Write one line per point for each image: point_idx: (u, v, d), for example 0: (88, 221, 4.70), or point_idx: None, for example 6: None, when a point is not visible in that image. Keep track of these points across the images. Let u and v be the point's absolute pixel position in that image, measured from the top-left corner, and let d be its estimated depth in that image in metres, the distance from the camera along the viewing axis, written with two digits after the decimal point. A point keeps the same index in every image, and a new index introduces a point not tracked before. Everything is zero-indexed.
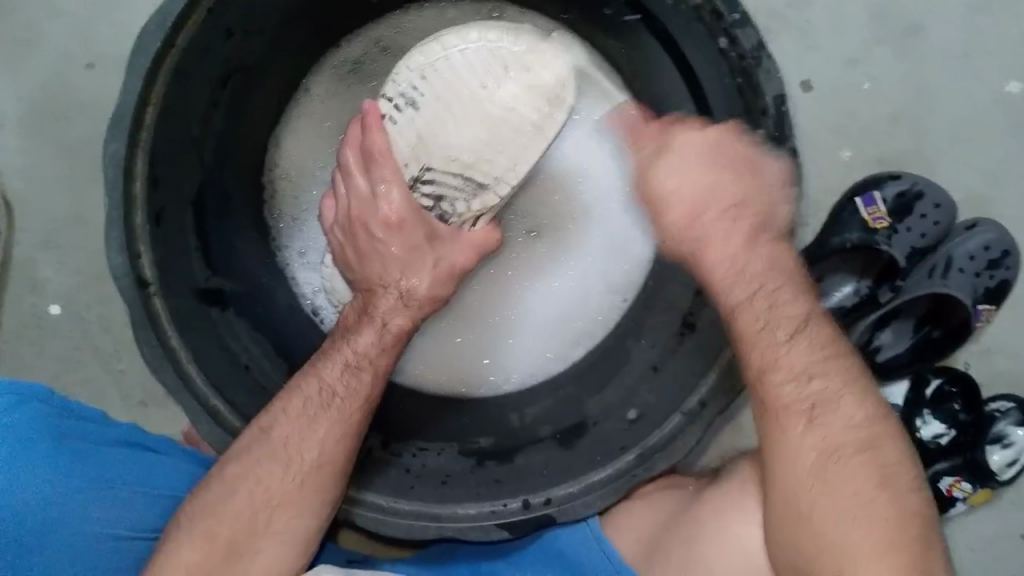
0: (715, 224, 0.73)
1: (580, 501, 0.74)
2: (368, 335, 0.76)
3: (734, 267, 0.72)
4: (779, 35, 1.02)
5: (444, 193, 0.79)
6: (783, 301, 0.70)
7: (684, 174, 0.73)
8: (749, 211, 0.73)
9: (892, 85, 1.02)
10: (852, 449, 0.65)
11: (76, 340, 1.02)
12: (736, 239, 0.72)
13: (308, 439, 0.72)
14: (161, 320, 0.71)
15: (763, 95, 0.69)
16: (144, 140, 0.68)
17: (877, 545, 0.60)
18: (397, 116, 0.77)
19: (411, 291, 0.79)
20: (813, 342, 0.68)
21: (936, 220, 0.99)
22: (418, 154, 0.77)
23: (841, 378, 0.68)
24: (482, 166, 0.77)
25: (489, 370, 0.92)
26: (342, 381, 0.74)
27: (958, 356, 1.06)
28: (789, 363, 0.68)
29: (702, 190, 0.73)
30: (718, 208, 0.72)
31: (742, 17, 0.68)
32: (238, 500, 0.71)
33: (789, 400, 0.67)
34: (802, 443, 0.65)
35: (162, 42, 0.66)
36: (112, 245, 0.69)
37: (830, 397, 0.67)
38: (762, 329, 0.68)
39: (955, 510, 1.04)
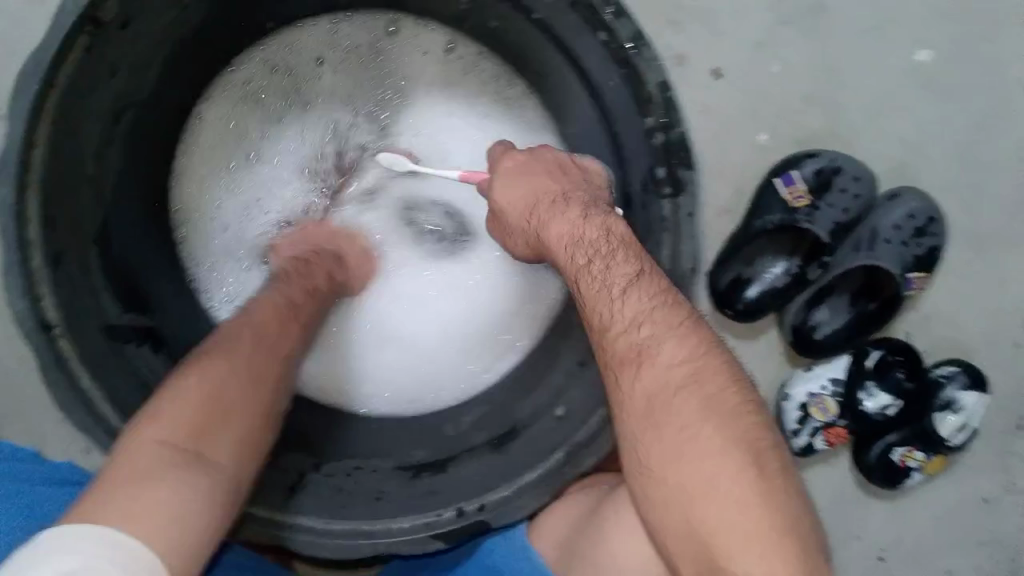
0: (547, 215, 0.72)
1: (512, 505, 0.74)
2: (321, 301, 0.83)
3: (571, 238, 0.70)
4: (684, 25, 1.02)
5: (370, 216, 0.94)
6: (618, 262, 0.66)
7: (511, 184, 0.77)
8: (575, 195, 0.73)
9: (802, 65, 1.03)
10: (677, 386, 0.60)
11: (15, 394, 1.01)
12: (571, 209, 0.71)
13: (272, 338, 0.71)
14: (72, 363, 0.70)
15: (647, 83, 0.71)
16: (34, 184, 0.67)
17: (712, 484, 0.56)
18: (327, 153, 0.93)
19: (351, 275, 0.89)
20: (642, 292, 0.64)
21: (856, 193, 1.00)
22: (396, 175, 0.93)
23: (670, 322, 0.63)
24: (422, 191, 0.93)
25: (392, 386, 0.93)
26: (268, 318, 0.73)
27: (898, 327, 1.07)
28: (618, 318, 0.64)
29: (524, 200, 0.75)
30: (546, 198, 0.74)
31: (617, 10, 0.69)
32: (201, 401, 0.60)
33: (620, 347, 0.63)
34: (633, 387, 0.62)
35: (39, 83, 0.64)
36: (12, 290, 0.68)
37: (652, 345, 0.62)
38: (597, 294, 0.66)
39: (911, 480, 1.05)
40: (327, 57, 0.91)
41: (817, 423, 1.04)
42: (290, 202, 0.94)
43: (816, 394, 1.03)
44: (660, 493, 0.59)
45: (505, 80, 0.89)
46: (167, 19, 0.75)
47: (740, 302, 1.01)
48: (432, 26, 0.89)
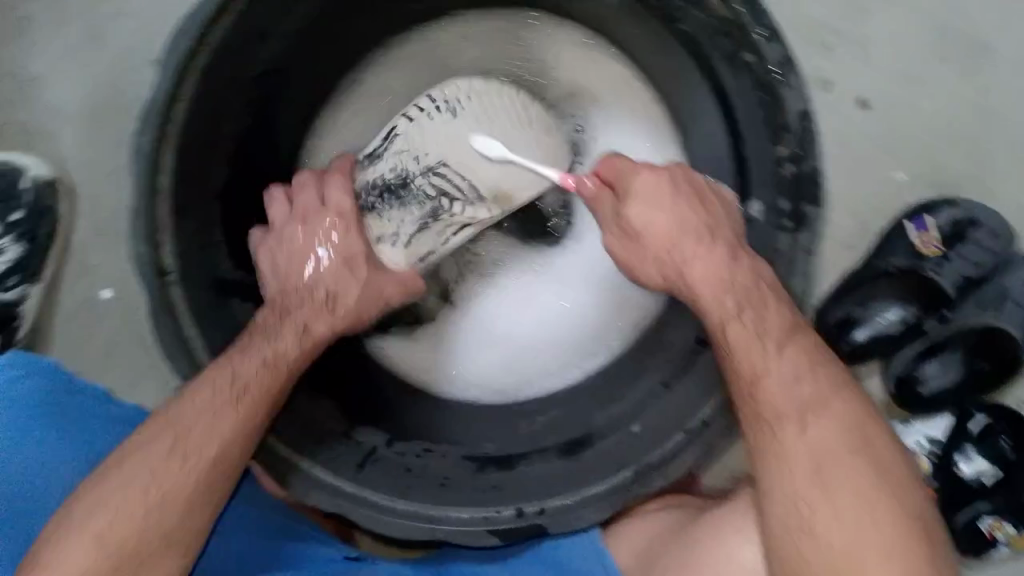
0: (695, 251, 0.71)
1: (575, 514, 0.73)
2: (326, 326, 0.78)
3: (717, 277, 0.70)
4: (831, 48, 0.98)
5: (428, 195, 0.81)
6: (771, 312, 0.68)
7: (650, 211, 0.72)
8: (722, 233, 0.72)
9: (950, 105, 0.98)
10: (847, 449, 0.64)
11: (123, 322, 1.07)
12: (716, 256, 0.70)
13: (243, 370, 0.72)
14: (179, 308, 0.74)
15: (786, 110, 0.69)
16: (173, 134, 0.71)
17: (874, 555, 0.60)
18: (412, 131, 0.81)
19: (337, 296, 0.79)
20: (799, 349, 0.68)
21: (991, 249, 0.95)
22: (441, 144, 0.81)
23: (829, 383, 0.67)
24: (490, 177, 0.80)
25: (492, 378, 0.90)
26: (270, 362, 0.74)
27: (1010, 394, 1.01)
28: (777, 373, 0.67)
29: (665, 231, 0.72)
30: (691, 236, 0.72)
31: (768, 31, 0.67)
32: (157, 472, 0.69)
33: (777, 411, 0.66)
34: (795, 446, 0.65)
35: (193, 40, 0.69)
36: (138, 236, 0.73)
37: (823, 403, 0.66)
38: (746, 342, 0.68)
39: (996, 553, 0.97)
40: (473, 37, 0.90)
41: None
42: (366, 180, 0.82)
43: (911, 450, 0.98)
44: (808, 556, 0.62)
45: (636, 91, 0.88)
46: None
47: (846, 343, 0.97)
48: (570, 29, 0.88)
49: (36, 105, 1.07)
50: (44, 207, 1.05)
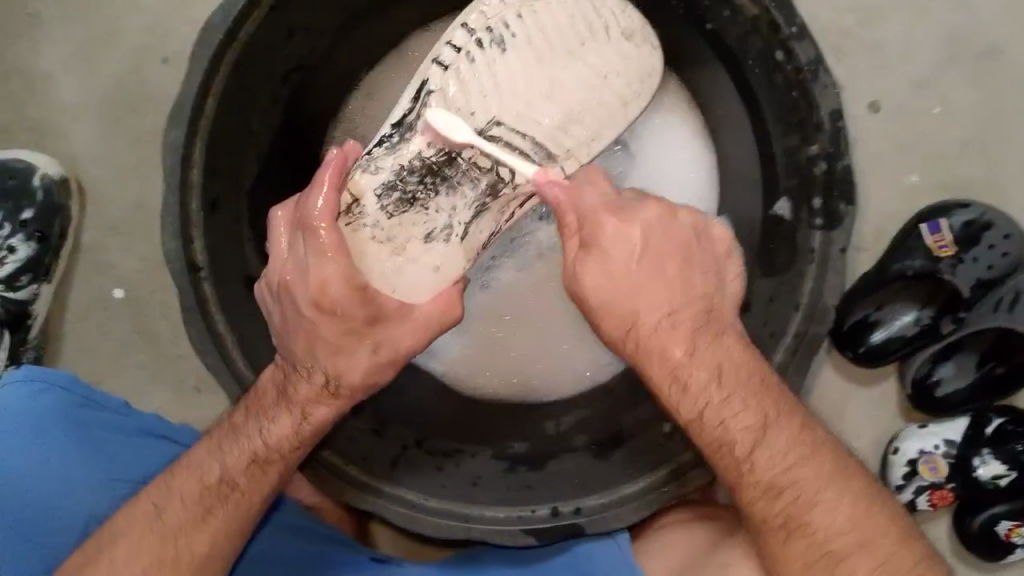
0: (654, 334, 0.67)
1: (610, 514, 0.73)
2: (328, 410, 0.72)
3: (674, 377, 0.67)
4: (846, 53, 0.99)
5: (482, 169, 0.71)
6: (735, 412, 0.67)
7: (613, 286, 0.66)
8: (684, 315, 0.67)
9: (963, 110, 0.99)
10: (843, 556, 0.66)
11: (135, 324, 1.05)
12: (679, 345, 0.67)
13: (265, 434, 0.71)
14: (210, 304, 0.74)
15: (819, 109, 0.69)
16: (204, 129, 0.71)
17: None
18: (450, 82, 0.70)
19: (338, 378, 0.71)
20: (773, 454, 0.67)
21: (1004, 251, 0.95)
22: (489, 100, 0.71)
23: (825, 477, 0.67)
24: (559, 136, 0.73)
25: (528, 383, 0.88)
26: (285, 450, 0.72)
27: (1023, 396, 1.02)
28: (758, 479, 0.67)
29: (613, 297, 0.67)
30: (661, 311, 0.67)
31: (800, 30, 0.67)
32: (171, 523, 0.71)
33: (763, 515, 0.67)
34: (789, 553, 0.67)
35: (224, 36, 0.68)
36: (167, 229, 0.71)
37: (789, 480, 0.67)
38: (720, 450, 0.67)
39: (1012, 555, 1.00)
40: None
41: (923, 482, 1.00)
42: (396, 165, 0.71)
43: (927, 452, 0.99)
44: None
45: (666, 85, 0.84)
46: None
47: (864, 345, 0.99)
48: None
49: (47, 103, 1.05)
50: (56, 205, 1.02)
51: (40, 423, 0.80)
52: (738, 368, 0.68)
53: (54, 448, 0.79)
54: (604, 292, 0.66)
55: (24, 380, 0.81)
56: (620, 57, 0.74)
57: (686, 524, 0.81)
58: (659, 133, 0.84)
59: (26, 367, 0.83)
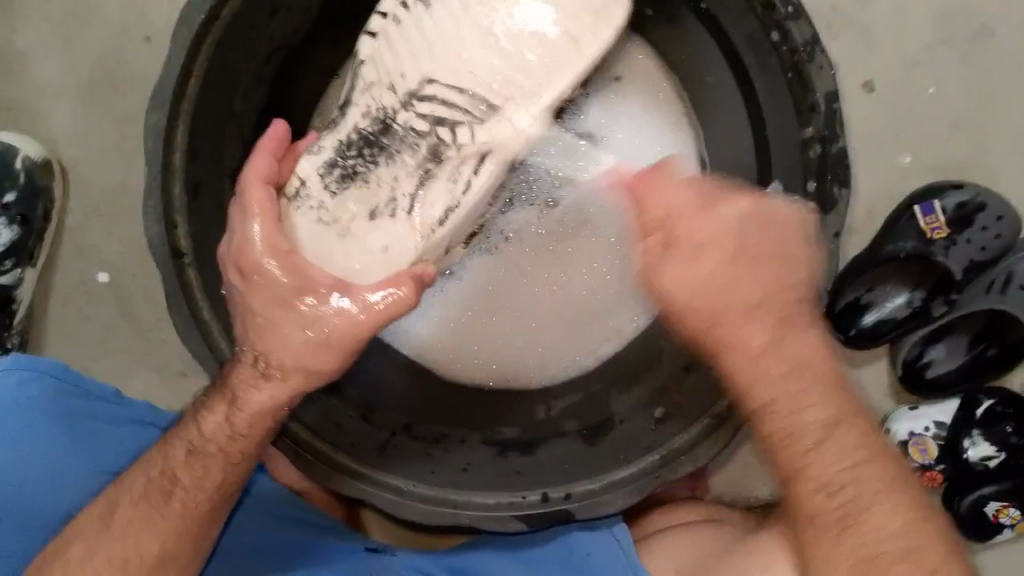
0: (736, 320, 0.64)
1: (602, 499, 0.73)
2: (265, 394, 0.68)
3: (755, 359, 0.65)
4: (840, 32, 0.98)
5: (419, 133, 0.71)
6: (809, 406, 0.66)
7: (700, 270, 0.63)
8: (769, 305, 0.64)
9: (957, 90, 0.98)
10: (892, 559, 0.64)
11: (120, 309, 1.04)
12: (762, 335, 0.64)
13: (207, 425, 0.71)
14: (194, 291, 0.72)
15: (813, 93, 0.68)
16: (186, 112, 0.69)
17: None
18: (381, 50, 0.71)
19: (268, 356, 0.67)
20: (841, 449, 0.66)
21: (997, 233, 0.94)
22: (419, 62, 0.70)
23: (874, 481, 0.66)
24: (499, 85, 0.70)
25: (518, 363, 0.88)
26: (222, 441, 0.71)
27: (1013, 378, 1.02)
28: (818, 474, 0.66)
29: (704, 288, 0.63)
30: (751, 299, 0.64)
31: (796, 10, 0.66)
32: (129, 518, 0.73)
33: (820, 510, 0.67)
34: (837, 555, 0.65)
35: (206, 15, 0.66)
36: (149, 214, 0.70)
37: (853, 473, 0.66)
38: (784, 438, 0.66)
39: (1000, 536, 1.00)
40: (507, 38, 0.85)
41: (912, 464, 1.01)
42: (335, 143, 0.73)
43: (917, 434, 1.00)
44: None
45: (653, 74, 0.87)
46: None
47: (855, 327, 0.98)
48: None
49: (27, 83, 1.03)
50: (37, 187, 1.00)
51: (26, 412, 0.80)
52: (819, 367, 0.66)
53: (37, 438, 0.80)
54: (692, 289, 0.63)
55: (11, 368, 0.82)
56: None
57: (691, 527, 0.84)
58: (634, 115, 0.86)
59: (14, 355, 0.83)
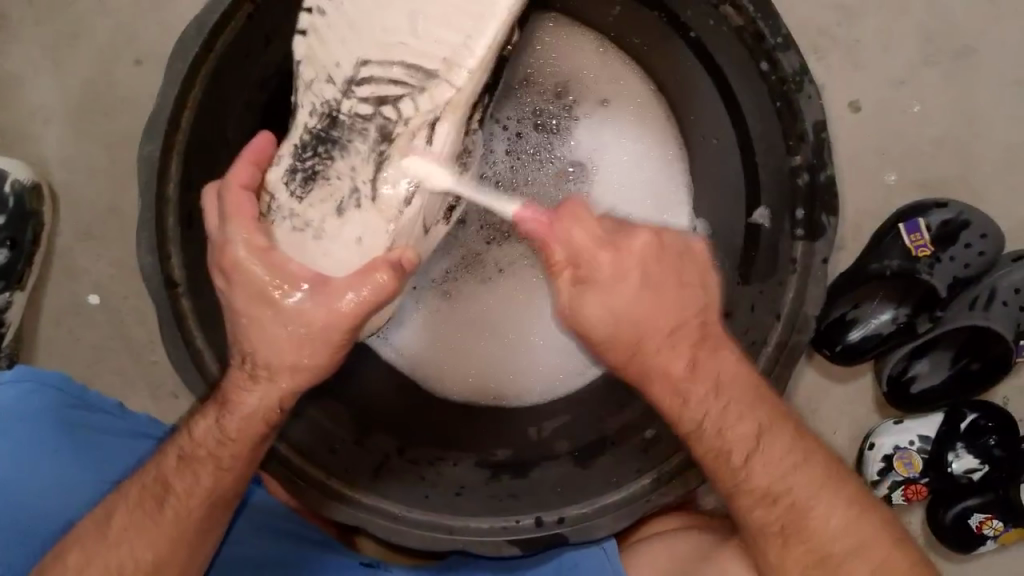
0: (655, 354, 0.66)
1: (595, 523, 0.74)
2: (255, 396, 0.67)
3: (675, 393, 0.66)
4: (825, 53, 0.99)
5: (366, 118, 0.71)
6: (734, 424, 0.66)
7: (610, 311, 0.64)
8: (683, 335, 0.66)
9: (940, 109, 1.00)
10: (840, 557, 0.66)
11: (111, 329, 1.04)
12: (677, 367, 0.66)
13: (202, 429, 0.70)
14: (188, 320, 0.72)
15: (802, 121, 0.69)
16: (179, 143, 0.69)
17: None
18: (314, 46, 0.72)
19: (255, 355, 0.66)
20: (772, 460, 0.66)
21: (981, 250, 0.96)
22: (351, 49, 0.71)
23: (807, 486, 0.66)
24: (426, 49, 0.69)
25: (506, 384, 0.90)
26: (212, 446, 0.70)
27: (996, 391, 1.04)
28: (753, 487, 0.67)
29: (620, 328, 0.65)
30: (663, 332, 0.65)
31: (785, 41, 0.67)
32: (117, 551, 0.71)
33: (760, 522, 0.67)
34: (784, 562, 0.67)
35: (199, 47, 0.67)
36: (143, 244, 0.69)
37: (788, 483, 0.66)
38: (715, 458, 0.67)
39: (983, 547, 1.02)
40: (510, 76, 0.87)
41: (898, 477, 1.02)
42: (291, 146, 0.72)
43: (902, 448, 1.01)
44: None
45: (648, 103, 0.88)
46: None
47: (841, 343, 0.99)
48: (590, 35, 0.88)
49: (15, 103, 1.03)
50: (27, 211, 0.99)
51: (31, 425, 0.81)
52: (741, 390, 0.66)
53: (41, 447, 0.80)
54: (607, 327, 0.65)
55: (12, 381, 0.82)
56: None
57: (676, 538, 0.82)
58: (625, 141, 0.89)
59: (13, 368, 0.83)
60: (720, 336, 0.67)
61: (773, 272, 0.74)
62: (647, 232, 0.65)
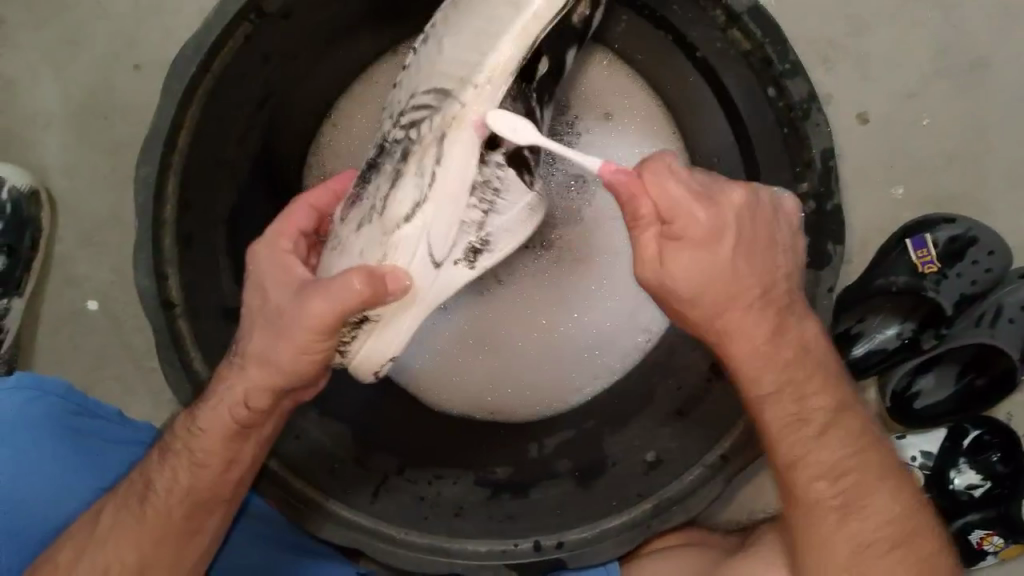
0: (735, 321, 0.59)
1: (593, 548, 0.74)
2: (234, 390, 0.65)
3: (751, 362, 0.61)
4: (836, 63, 0.97)
5: (399, 138, 0.66)
6: (815, 391, 0.64)
7: (700, 263, 0.56)
8: (764, 299, 0.59)
9: (950, 123, 0.98)
10: (888, 545, 0.65)
11: (110, 336, 1.03)
12: (760, 331, 0.60)
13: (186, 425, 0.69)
14: (186, 341, 0.72)
15: (809, 147, 0.67)
16: (176, 163, 0.68)
17: None
18: (397, 85, 0.71)
19: (245, 349, 0.65)
20: (846, 434, 0.65)
21: (988, 267, 0.95)
22: (410, 85, 0.67)
23: (871, 470, 0.65)
24: (450, 69, 0.64)
25: (501, 398, 0.89)
26: (187, 439, 0.68)
27: (1000, 407, 1.03)
28: (820, 460, 0.65)
29: (716, 279, 0.57)
30: (759, 288, 0.58)
31: (793, 67, 0.65)
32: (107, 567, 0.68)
33: (819, 497, 0.65)
34: (837, 537, 0.65)
35: (197, 67, 0.65)
36: (140, 265, 0.68)
37: (858, 458, 0.65)
38: (791, 423, 0.64)
39: (984, 561, 1.01)
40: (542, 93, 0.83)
41: None
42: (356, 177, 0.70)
43: (904, 464, 1.00)
44: None
45: (653, 121, 0.87)
46: (325, 10, 0.74)
47: (845, 358, 0.98)
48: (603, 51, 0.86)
49: (14, 107, 1.01)
50: (25, 219, 0.99)
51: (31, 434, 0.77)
52: (817, 362, 0.63)
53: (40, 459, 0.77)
54: (699, 279, 0.56)
55: (18, 386, 0.79)
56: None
57: (673, 552, 0.82)
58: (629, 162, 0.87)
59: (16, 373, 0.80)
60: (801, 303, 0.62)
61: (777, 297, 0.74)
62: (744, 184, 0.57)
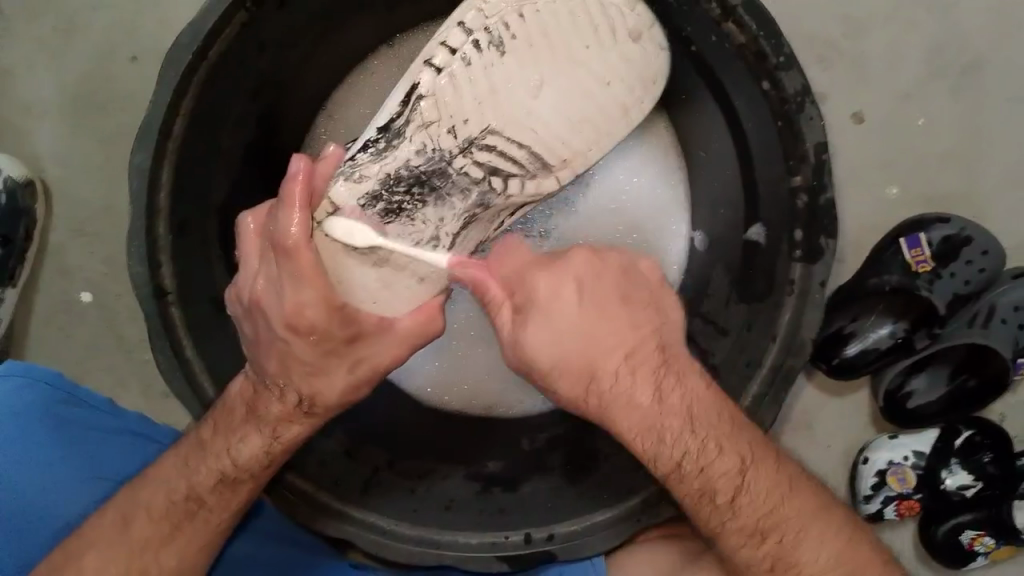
0: (615, 388, 0.65)
1: (583, 542, 0.74)
2: (302, 427, 0.69)
3: (643, 428, 0.65)
4: (831, 63, 0.98)
5: (473, 180, 0.66)
6: (716, 459, 0.65)
7: (560, 341, 0.64)
8: (642, 366, 0.65)
9: (945, 123, 0.98)
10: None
11: (103, 328, 1.03)
12: (643, 397, 0.65)
13: (241, 449, 0.68)
14: (178, 329, 0.71)
15: (803, 142, 0.67)
16: (170, 151, 0.68)
17: None
18: (444, 87, 0.62)
19: (315, 398, 0.68)
20: (756, 495, 0.66)
21: (982, 267, 0.95)
22: (484, 111, 0.63)
23: (796, 512, 0.66)
24: (557, 147, 0.67)
25: (506, 395, 0.88)
26: (254, 469, 0.69)
27: (994, 407, 1.03)
28: (736, 525, 0.66)
29: (580, 362, 0.64)
30: (617, 357, 0.64)
31: (788, 60, 0.66)
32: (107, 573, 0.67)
33: (748, 561, 0.66)
34: None
35: (193, 53, 0.65)
36: (133, 254, 0.68)
37: (778, 516, 0.66)
38: (696, 500, 0.66)
39: (975, 563, 1.01)
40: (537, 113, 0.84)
41: (891, 492, 1.01)
42: (381, 175, 0.63)
43: (897, 463, 1.00)
44: None
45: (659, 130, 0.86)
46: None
47: (838, 357, 0.98)
48: None
49: (9, 97, 1.01)
50: (20, 209, 0.98)
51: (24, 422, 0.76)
52: (710, 425, 0.65)
53: (31, 445, 0.75)
54: (565, 354, 0.64)
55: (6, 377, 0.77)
56: (624, 61, 0.68)
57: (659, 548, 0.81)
58: (634, 166, 0.87)
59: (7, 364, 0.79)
60: (680, 365, 0.67)
61: (769, 291, 0.74)
62: (580, 251, 0.67)
